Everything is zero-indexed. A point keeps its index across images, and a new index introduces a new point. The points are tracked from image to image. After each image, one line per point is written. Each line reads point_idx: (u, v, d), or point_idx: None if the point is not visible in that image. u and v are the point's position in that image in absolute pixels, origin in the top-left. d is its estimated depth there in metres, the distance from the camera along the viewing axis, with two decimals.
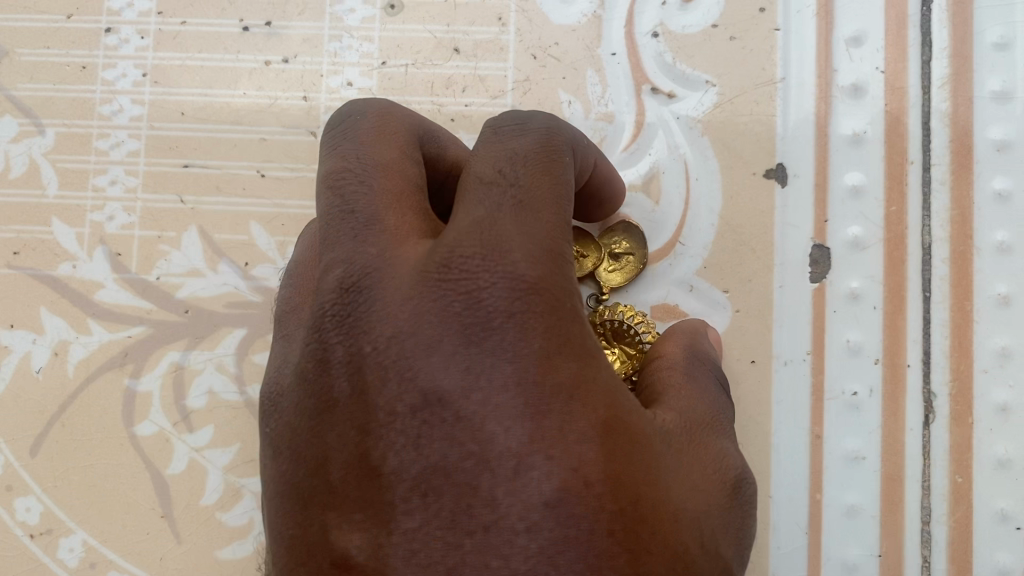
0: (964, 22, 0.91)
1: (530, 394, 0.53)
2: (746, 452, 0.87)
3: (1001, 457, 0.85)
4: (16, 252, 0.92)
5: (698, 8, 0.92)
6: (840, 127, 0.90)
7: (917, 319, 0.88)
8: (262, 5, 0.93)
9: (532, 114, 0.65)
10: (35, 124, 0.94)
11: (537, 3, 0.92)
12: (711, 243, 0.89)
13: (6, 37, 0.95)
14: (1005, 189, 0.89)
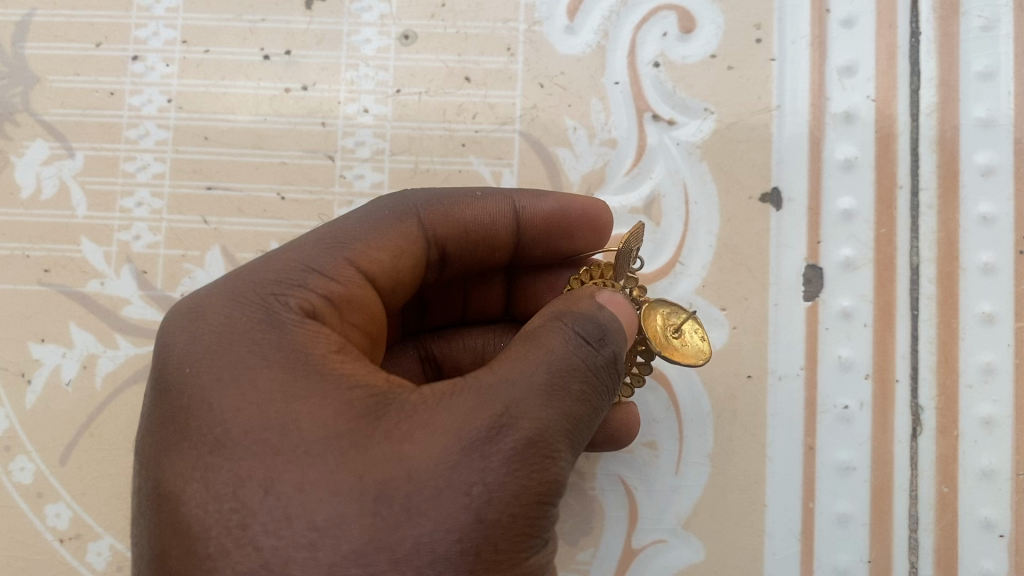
0: (950, 54, 0.96)
1: (224, 428, 0.61)
2: (742, 462, 0.91)
3: (984, 468, 0.90)
4: (46, 269, 0.97)
5: (698, 39, 0.96)
6: (833, 153, 0.95)
7: (905, 336, 0.92)
8: (282, 35, 0.98)
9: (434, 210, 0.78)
10: (65, 147, 0.98)
11: (544, 34, 0.97)
12: (709, 262, 0.93)
13: (39, 64, 0.99)
14: (989, 212, 0.93)
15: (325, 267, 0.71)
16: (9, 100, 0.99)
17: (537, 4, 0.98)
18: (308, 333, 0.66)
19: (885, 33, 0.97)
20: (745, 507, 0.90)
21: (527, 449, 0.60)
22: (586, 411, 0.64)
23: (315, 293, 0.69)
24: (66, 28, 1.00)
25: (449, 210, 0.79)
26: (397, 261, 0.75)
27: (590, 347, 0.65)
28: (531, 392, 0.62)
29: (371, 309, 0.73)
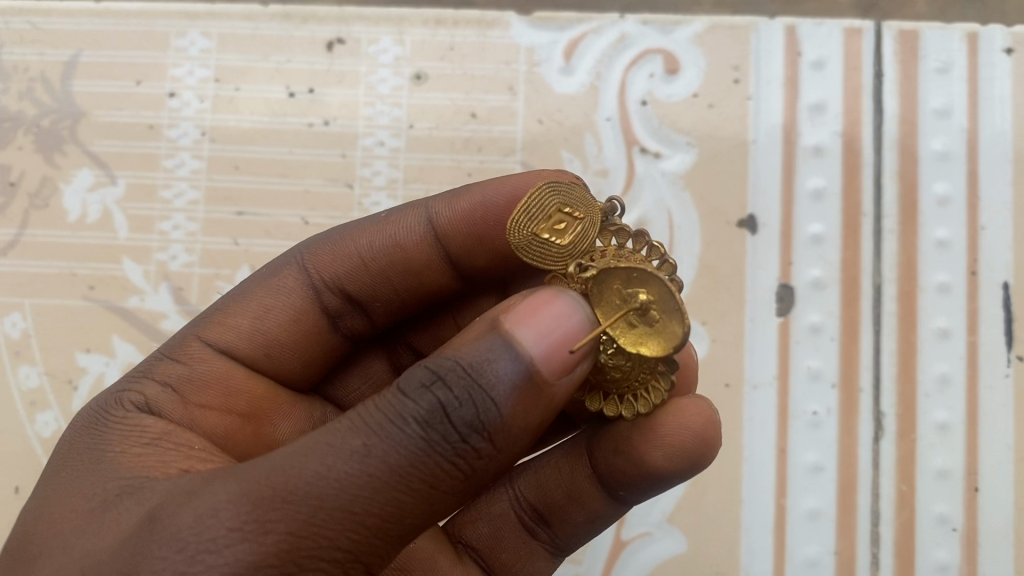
0: (910, 94, 1.07)
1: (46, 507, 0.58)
2: (721, 463, 1.00)
3: (939, 468, 1.00)
4: (91, 286, 1.06)
5: (681, 79, 1.07)
6: (805, 183, 1.05)
7: (869, 348, 1.02)
8: (306, 75, 1.09)
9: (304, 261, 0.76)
10: (109, 175, 1.08)
11: (543, 74, 1.08)
12: (692, 281, 1.03)
13: (85, 100, 1.10)
14: (944, 237, 1.04)
15: (176, 349, 0.70)
16: (58, 132, 1.09)
17: (537, 47, 1.09)
18: (125, 431, 0.62)
19: (852, 75, 1.07)
20: (723, 504, 0.99)
21: (261, 509, 0.49)
22: (396, 487, 0.49)
23: (154, 380, 0.67)
24: (109, 68, 1.10)
25: (338, 246, 0.76)
26: (264, 323, 0.73)
27: (430, 394, 0.50)
28: (302, 457, 0.49)
29: (236, 384, 0.70)
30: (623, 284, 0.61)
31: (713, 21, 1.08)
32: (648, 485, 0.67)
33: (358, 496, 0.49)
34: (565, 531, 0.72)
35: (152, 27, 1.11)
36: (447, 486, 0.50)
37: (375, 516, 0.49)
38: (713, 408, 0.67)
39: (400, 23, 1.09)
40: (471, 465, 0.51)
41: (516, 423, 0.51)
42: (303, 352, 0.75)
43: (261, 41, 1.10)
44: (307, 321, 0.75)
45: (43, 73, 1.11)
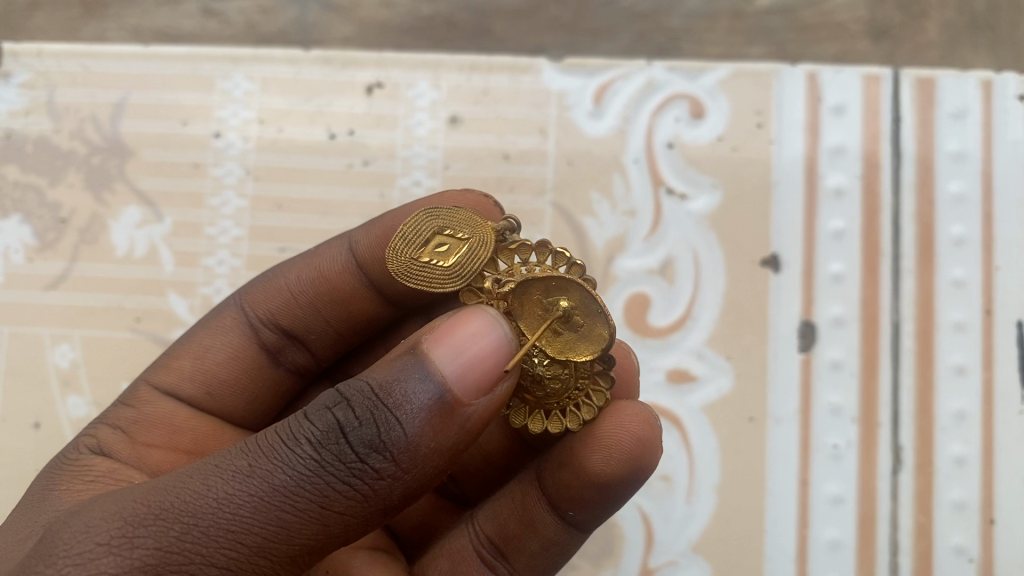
0: (926, 138, 1.12)
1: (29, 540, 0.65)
2: (745, 493, 1.03)
3: (956, 500, 1.03)
4: (138, 318, 1.10)
5: (707, 123, 1.12)
6: (826, 224, 1.10)
7: (888, 383, 1.06)
8: (346, 117, 1.14)
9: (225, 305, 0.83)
10: (156, 212, 1.13)
11: (573, 118, 1.13)
12: (716, 318, 1.07)
13: (133, 140, 1.15)
14: (961, 276, 1.08)
15: (129, 396, 0.78)
16: (108, 171, 1.14)
17: (568, 92, 1.14)
18: (76, 470, 0.69)
19: (870, 119, 1.12)
20: (747, 533, 1.02)
21: (143, 523, 0.52)
22: (281, 504, 0.52)
23: (108, 425, 0.75)
24: (157, 109, 1.16)
25: (270, 283, 0.82)
26: (205, 363, 0.79)
27: (332, 415, 0.54)
28: (192, 476, 0.54)
29: (181, 423, 0.76)
30: (538, 298, 0.64)
31: (736, 67, 1.14)
32: (599, 499, 0.67)
33: (235, 515, 0.52)
34: (523, 563, 0.70)
35: (198, 71, 1.17)
36: (339, 507, 0.53)
37: (257, 534, 0.52)
38: (652, 415, 0.68)
39: (436, 68, 1.15)
40: (364, 486, 0.54)
41: (416, 445, 0.54)
42: (247, 388, 0.81)
43: (303, 85, 1.15)
44: (246, 357, 0.81)
45: (94, 114, 1.16)
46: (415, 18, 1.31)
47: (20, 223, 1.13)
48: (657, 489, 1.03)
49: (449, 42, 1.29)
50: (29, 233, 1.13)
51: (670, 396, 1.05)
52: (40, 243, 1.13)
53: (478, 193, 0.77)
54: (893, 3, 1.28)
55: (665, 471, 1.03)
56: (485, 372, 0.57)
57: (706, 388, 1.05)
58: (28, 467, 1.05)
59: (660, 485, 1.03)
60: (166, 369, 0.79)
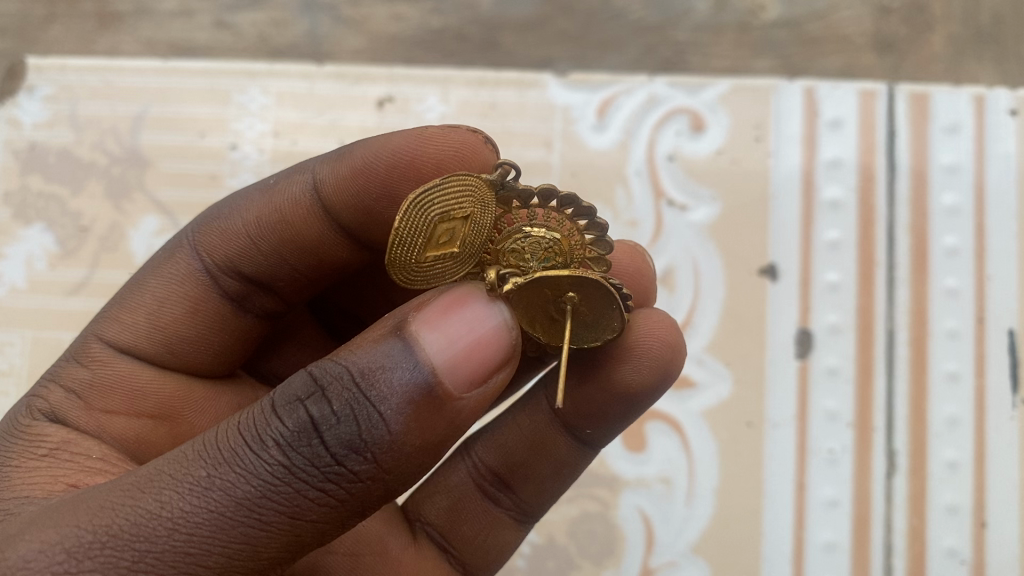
0: (920, 152, 1.15)
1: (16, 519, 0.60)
2: (742, 496, 1.06)
3: (948, 504, 1.06)
4: None
5: (707, 137, 1.16)
6: (823, 235, 1.13)
7: (883, 389, 1.09)
8: (358, 129, 1.18)
9: (181, 242, 0.74)
10: (173, 221, 1.17)
11: (578, 132, 1.17)
12: (716, 325, 1.10)
13: (152, 151, 1.19)
14: (954, 286, 1.11)
15: (77, 353, 0.70)
16: (127, 181, 1.18)
17: (572, 107, 1.18)
18: (26, 442, 0.63)
19: (866, 134, 1.15)
20: (745, 535, 1.05)
21: (89, 554, 0.46)
22: (244, 519, 0.47)
23: (59, 385, 0.68)
24: (175, 122, 1.20)
25: (226, 224, 0.73)
26: (160, 318, 0.71)
27: (305, 409, 0.49)
28: (145, 488, 0.48)
29: (143, 386, 0.69)
30: (538, 297, 0.59)
31: (736, 84, 1.17)
32: (615, 421, 0.70)
33: (193, 536, 0.47)
34: (530, 492, 0.76)
35: (216, 85, 1.21)
36: (311, 516, 0.49)
37: (220, 555, 0.47)
38: (665, 316, 0.70)
39: (446, 83, 1.19)
40: (340, 491, 0.49)
41: (401, 444, 0.49)
42: (214, 343, 0.73)
43: (317, 99, 1.19)
44: (207, 309, 0.73)
45: (115, 126, 1.20)
46: (425, 31, 1.35)
47: (42, 231, 1.17)
48: (658, 491, 1.06)
49: (459, 54, 1.33)
50: (51, 241, 1.17)
51: (670, 401, 1.08)
52: (61, 251, 1.16)
53: (471, 131, 0.68)
54: (898, 17, 1.31)
55: (665, 474, 1.06)
56: (482, 361, 0.53)
57: (706, 393, 1.08)
58: None
59: (661, 488, 1.06)
60: (118, 323, 0.71)
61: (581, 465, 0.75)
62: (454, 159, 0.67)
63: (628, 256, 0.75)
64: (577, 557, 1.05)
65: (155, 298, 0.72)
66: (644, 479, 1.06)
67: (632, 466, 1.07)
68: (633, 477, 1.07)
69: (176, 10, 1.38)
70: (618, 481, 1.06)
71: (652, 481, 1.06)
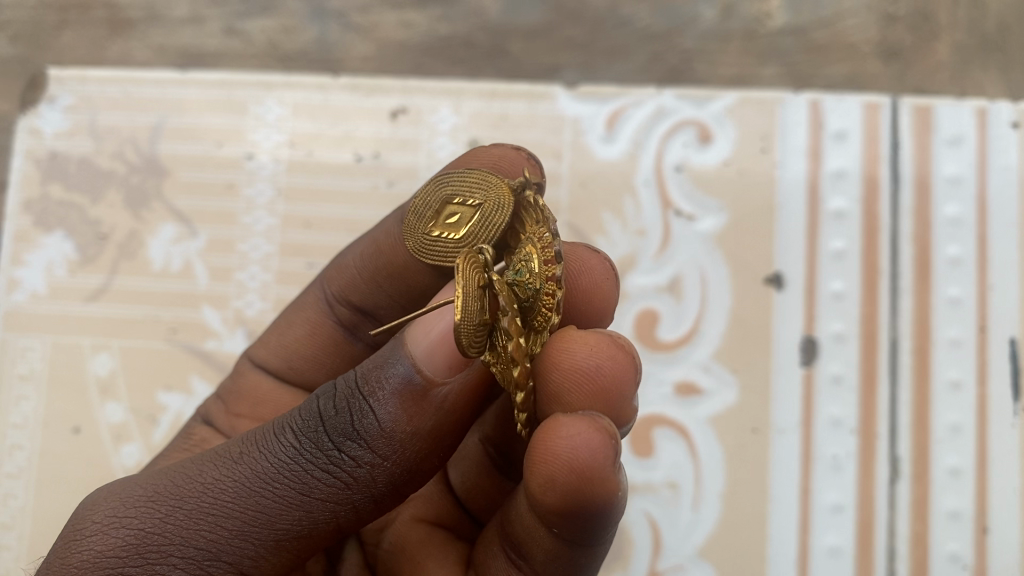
0: (924, 163, 1.17)
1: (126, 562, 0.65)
2: (749, 501, 1.08)
3: (951, 509, 1.08)
4: (173, 329, 1.16)
5: (714, 148, 1.18)
6: (828, 245, 1.15)
7: (887, 397, 1.11)
8: (371, 139, 1.21)
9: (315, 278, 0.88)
10: (190, 229, 1.19)
11: (587, 142, 1.19)
12: (722, 333, 1.12)
13: (170, 160, 1.22)
14: (957, 295, 1.13)
15: (237, 369, 0.89)
16: (145, 189, 1.21)
17: (582, 118, 1.20)
18: (188, 439, 0.82)
19: (870, 146, 1.18)
20: (751, 539, 1.07)
21: (137, 505, 0.59)
22: (261, 491, 0.56)
23: (216, 397, 0.88)
24: (191, 132, 1.22)
25: (341, 261, 0.84)
26: (288, 340, 0.86)
27: (317, 403, 0.58)
28: (194, 464, 0.60)
29: (265, 394, 0.85)
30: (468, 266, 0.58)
31: (742, 95, 1.20)
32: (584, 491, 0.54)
33: (223, 500, 0.57)
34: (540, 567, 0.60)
35: (232, 95, 1.23)
36: (319, 494, 0.56)
37: (237, 519, 0.56)
38: (606, 443, 0.54)
39: (458, 94, 1.22)
40: (344, 474, 0.56)
41: (391, 431, 0.55)
42: (329, 365, 0.85)
43: (331, 109, 1.22)
44: (323, 333, 0.85)
45: (134, 136, 1.23)
46: (434, 39, 1.37)
47: (62, 239, 1.20)
48: (666, 496, 1.08)
49: (467, 63, 1.35)
50: (72, 249, 1.19)
51: (677, 407, 1.10)
52: (81, 258, 1.19)
53: (511, 148, 0.76)
54: (903, 26, 1.33)
55: (673, 479, 1.09)
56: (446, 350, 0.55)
57: (712, 400, 1.10)
58: (70, 470, 1.11)
59: (668, 492, 1.08)
60: (258, 344, 0.88)
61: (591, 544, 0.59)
62: (494, 165, 0.74)
63: (588, 349, 0.58)
64: None
65: (285, 325, 0.87)
66: (652, 484, 1.09)
67: (640, 471, 1.09)
68: (642, 482, 1.09)
69: (187, 18, 1.40)
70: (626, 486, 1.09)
71: (660, 486, 1.09)
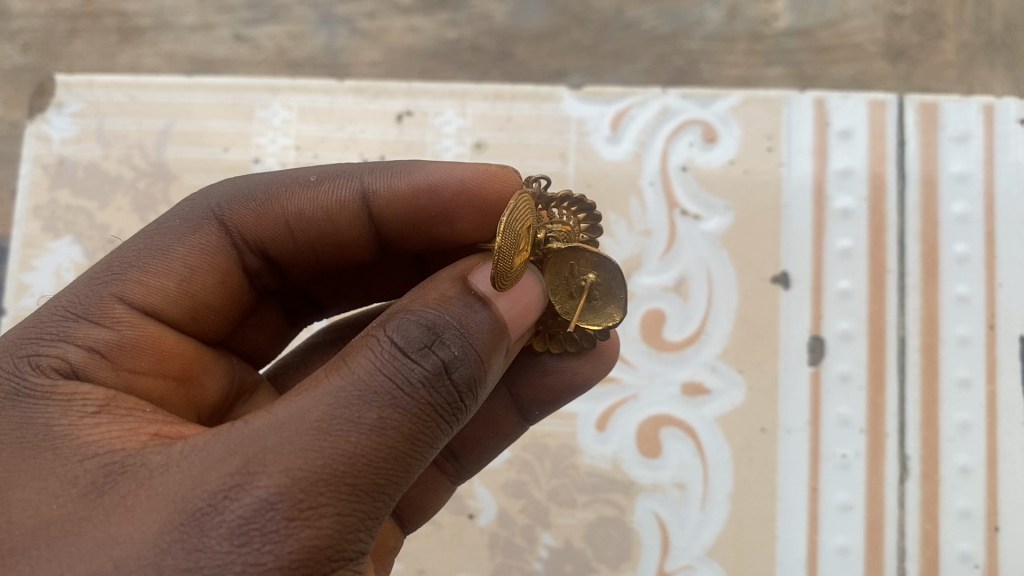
0: (931, 161, 1.17)
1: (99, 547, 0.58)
2: (757, 500, 1.07)
3: (962, 508, 1.07)
4: None
5: (719, 146, 1.18)
6: (834, 244, 1.15)
7: (895, 396, 1.10)
8: (377, 143, 1.21)
9: (198, 206, 0.72)
10: None
11: (592, 143, 1.19)
12: (730, 333, 1.12)
13: (176, 165, 1.22)
14: (965, 293, 1.13)
15: (94, 309, 0.64)
16: (153, 194, 1.21)
17: (586, 119, 1.20)
18: (61, 402, 0.58)
19: (876, 144, 1.17)
20: (759, 538, 1.06)
21: (314, 491, 0.50)
22: (414, 451, 0.54)
23: (77, 345, 0.61)
24: (199, 136, 1.23)
25: (262, 207, 0.73)
26: (192, 284, 0.69)
27: (436, 356, 0.55)
28: (330, 434, 0.51)
29: (169, 346, 0.68)
30: (572, 259, 0.70)
31: (747, 95, 1.20)
32: (558, 401, 0.80)
33: (382, 468, 0.52)
34: (471, 458, 0.82)
35: (238, 100, 1.24)
36: (440, 444, 0.56)
37: (395, 483, 0.53)
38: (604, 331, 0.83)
39: (462, 97, 1.22)
40: (457, 424, 0.57)
41: (486, 380, 0.59)
42: (222, 310, 0.73)
43: (337, 114, 1.22)
44: (230, 281, 0.73)
45: (140, 141, 1.24)
46: (440, 44, 1.38)
47: (71, 243, 1.20)
48: (674, 496, 1.08)
49: (474, 66, 1.36)
50: (80, 253, 1.20)
51: (683, 407, 1.10)
52: (89, 262, 1.19)
53: (514, 170, 0.79)
54: (910, 25, 1.33)
55: (681, 479, 1.08)
56: (527, 312, 0.64)
57: (720, 399, 1.10)
58: None
59: (676, 493, 1.08)
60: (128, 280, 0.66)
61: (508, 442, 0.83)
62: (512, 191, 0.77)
63: None
64: (594, 561, 1.06)
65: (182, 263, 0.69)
66: (660, 484, 1.08)
67: (648, 472, 1.08)
68: (650, 482, 1.08)
69: (196, 25, 1.41)
70: (634, 486, 1.08)
71: (668, 486, 1.08)
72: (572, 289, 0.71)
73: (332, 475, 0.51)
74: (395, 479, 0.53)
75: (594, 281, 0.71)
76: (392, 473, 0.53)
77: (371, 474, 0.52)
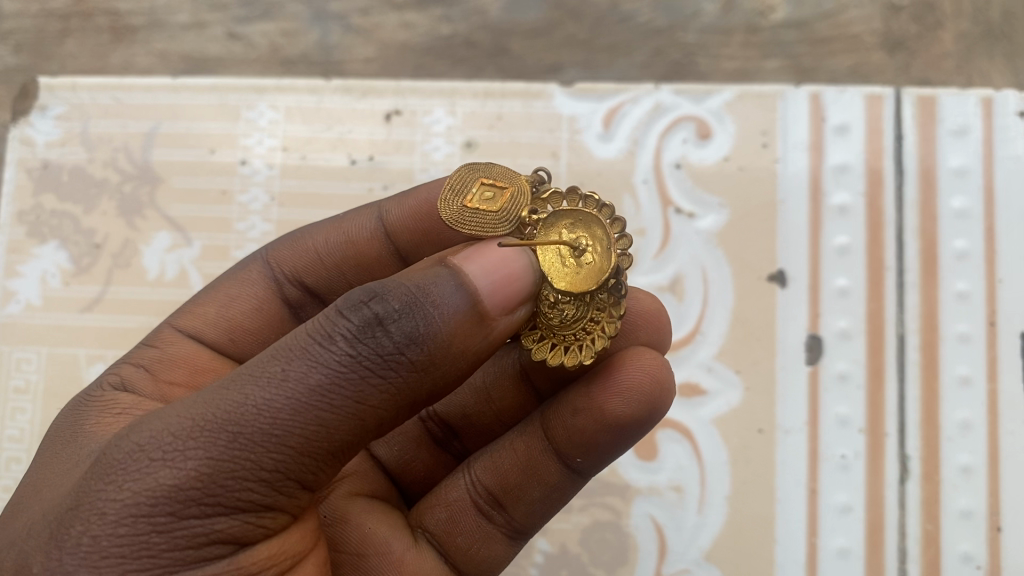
0: (930, 155, 1.15)
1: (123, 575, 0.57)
2: (756, 501, 1.06)
3: (963, 509, 1.06)
4: None
5: (714, 144, 1.16)
6: (831, 241, 1.13)
7: (895, 395, 1.08)
8: (366, 143, 1.19)
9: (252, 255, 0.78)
10: (185, 238, 1.18)
11: (584, 140, 1.17)
12: (725, 333, 1.10)
13: (163, 168, 1.20)
14: (964, 290, 1.11)
15: (152, 339, 0.71)
16: (139, 198, 1.20)
17: (578, 116, 1.18)
18: (99, 406, 0.63)
19: (873, 138, 1.16)
20: (757, 541, 1.05)
21: (189, 435, 0.50)
22: (317, 404, 0.50)
23: (129, 364, 0.68)
24: (186, 138, 1.21)
25: (297, 242, 0.77)
26: (231, 311, 0.73)
27: (369, 309, 0.51)
28: (232, 386, 0.51)
29: (204, 362, 0.70)
30: (565, 224, 0.64)
31: (742, 91, 1.18)
32: (611, 441, 0.68)
33: (275, 420, 0.49)
34: (520, 511, 0.72)
35: (225, 101, 1.22)
36: (375, 402, 0.51)
37: (299, 437, 0.50)
38: (665, 363, 0.69)
39: (452, 95, 1.20)
40: (399, 380, 0.51)
41: (449, 344, 0.52)
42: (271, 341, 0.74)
43: (325, 113, 1.21)
44: (271, 311, 0.75)
45: (126, 144, 1.22)
46: (434, 39, 1.36)
47: (56, 249, 1.18)
48: (671, 500, 1.06)
49: (467, 61, 1.34)
50: (66, 258, 1.18)
51: (681, 409, 1.08)
52: (75, 268, 1.17)
53: None
54: (908, 15, 1.31)
55: (677, 482, 1.06)
56: (512, 290, 0.56)
57: (717, 401, 1.08)
58: None
59: (673, 496, 1.06)
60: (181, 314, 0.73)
61: (572, 490, 0.73)
62: None
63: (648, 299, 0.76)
64: (590, 566, 1.05)
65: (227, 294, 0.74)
66: (656, 487, 1.06)
67: (645, 475, 1.07)
68: (646, 485, 1.06)
69: (188, 23, 1.39)
70: (630, 489, 1.06)
71: (665, 489, 1.06)
72: (566, 261, 0.64)
73: (213, 421, 0.50)
74: (302, 433, 0.50)
75: (591, 248, 0.64)
76: (292, 424, 0.50)
77: (262, 424, 0.49)
